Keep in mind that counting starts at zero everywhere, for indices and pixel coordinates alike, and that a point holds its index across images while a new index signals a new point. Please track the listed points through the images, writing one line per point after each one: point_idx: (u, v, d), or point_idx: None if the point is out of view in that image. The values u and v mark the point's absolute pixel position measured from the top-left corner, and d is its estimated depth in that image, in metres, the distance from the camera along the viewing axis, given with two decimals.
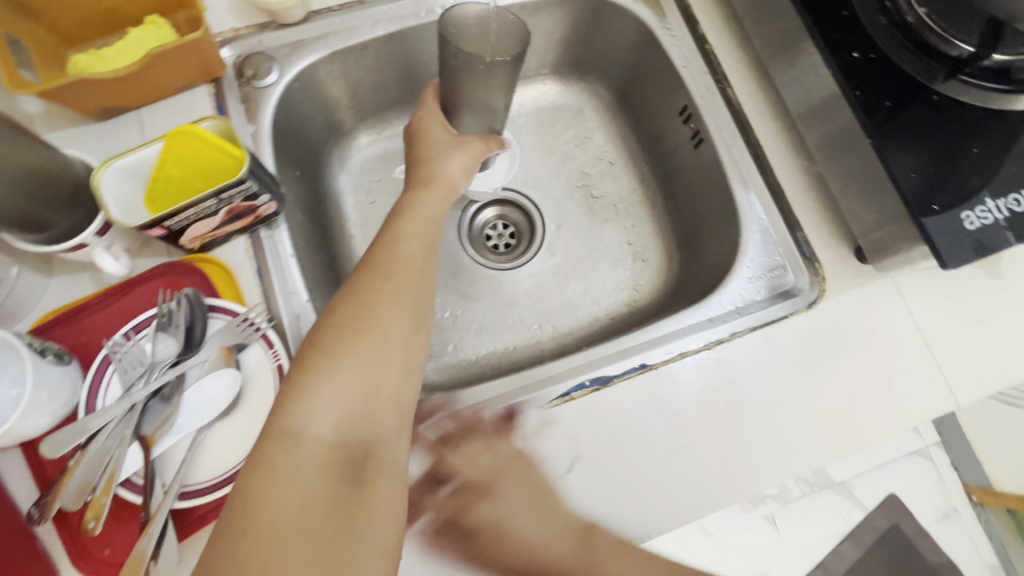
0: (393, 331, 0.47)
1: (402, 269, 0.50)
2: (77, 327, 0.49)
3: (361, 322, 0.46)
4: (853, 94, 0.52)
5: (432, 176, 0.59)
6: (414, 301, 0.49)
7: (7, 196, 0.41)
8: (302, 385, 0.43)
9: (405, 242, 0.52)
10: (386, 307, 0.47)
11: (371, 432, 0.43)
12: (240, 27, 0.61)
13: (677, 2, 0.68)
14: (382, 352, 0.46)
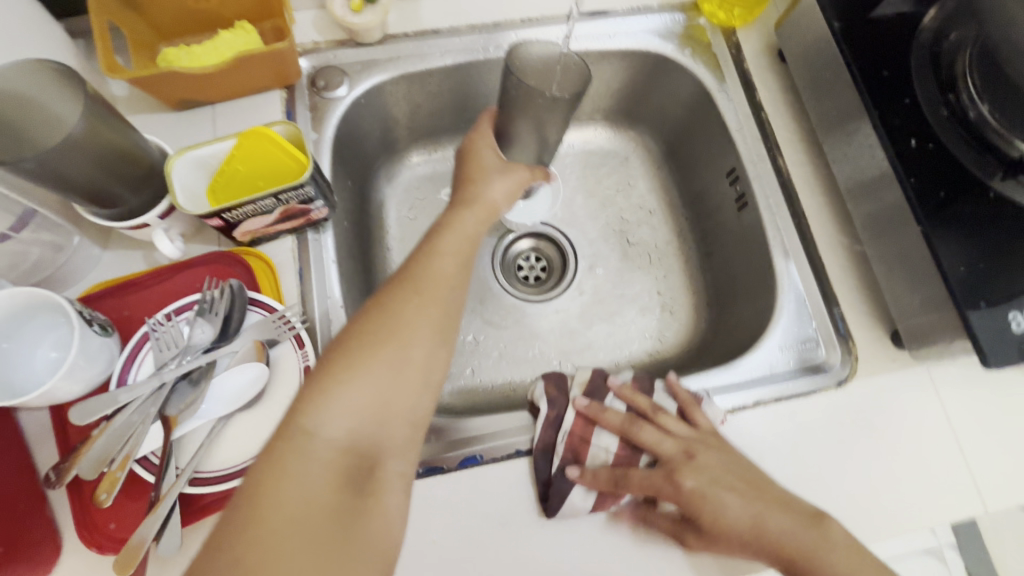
0: (416, 347, 0.47)
1: (434, 285, 0.50)
2: (124, 301, 0.51)
3: (386, 333, 0.46)
4: (907, 181, 0.52)
5: (477, 195, 0.58)
6: (440, 319, 0.49)
7: (89, 171, 0.44)
8: (319, 387, 0.43)
9: (440, 257, 0.52)
10: (411, 322, 0.47)
11: (379, 443, 0.43)
12: (319, 41, 0.65)
13: (738, 67, 0.69)
14: (402, 367, 0.45)
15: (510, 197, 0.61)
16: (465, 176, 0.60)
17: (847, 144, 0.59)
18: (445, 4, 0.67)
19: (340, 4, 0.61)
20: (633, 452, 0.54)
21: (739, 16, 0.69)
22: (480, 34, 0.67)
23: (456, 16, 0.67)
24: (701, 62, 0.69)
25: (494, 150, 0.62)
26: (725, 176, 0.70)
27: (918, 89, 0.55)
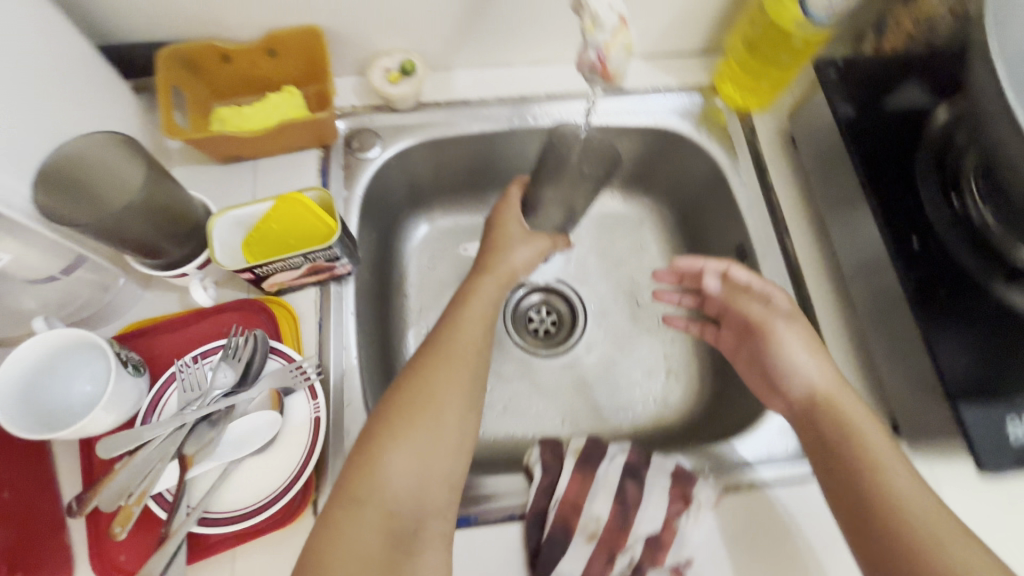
0: (450, 412, 0.51)
1: (464, 351, 0.54)
2: (156, 340, 0.55)
3: (422, 400, 0.50)
4: (908, 279, 0.54)
5: (500, 260, 0.63)
6: (470, 383, 0.53)
7: (143, 230, 0.49)
8: (369, 454, 0.47)
9: (464, 323, 0.56)
10: (445, 388, 0.51)
11: (421, 503, 0.47)
12: (357, 105, 0.70)
13: (752, 148, 0.71)
14: (439, 430, 0.50)
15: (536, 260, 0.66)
16: (492, 243, 0.65)
17: (854, 235, 0.61)
18: (476, 76, 0.72)
19: (378, 76, 0.67)
20: (623, 524, 0.55)
21: (756, 99, 0.72)
22: (506, 105, 0.71)
23: (485, 88, 0.72)
24: (716, 142, 0.72)
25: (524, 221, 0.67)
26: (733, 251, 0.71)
27: (922, 189, 0.57)
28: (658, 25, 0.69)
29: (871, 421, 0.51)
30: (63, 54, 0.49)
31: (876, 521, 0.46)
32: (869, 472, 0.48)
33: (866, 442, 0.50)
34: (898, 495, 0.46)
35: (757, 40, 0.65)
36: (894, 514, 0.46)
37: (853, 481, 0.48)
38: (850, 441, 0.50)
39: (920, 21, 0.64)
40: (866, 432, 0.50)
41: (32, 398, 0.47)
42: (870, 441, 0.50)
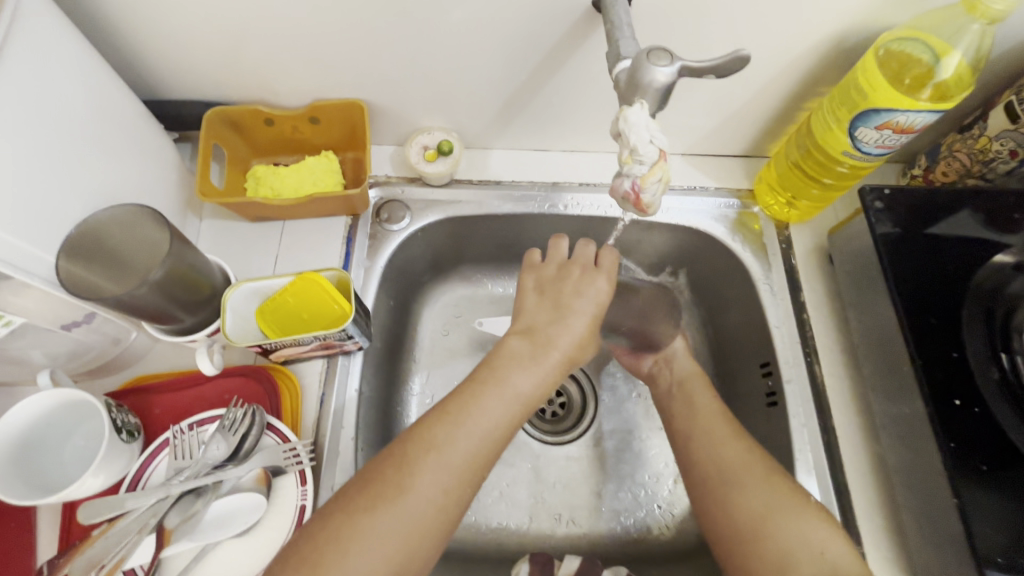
0: (432, 508, 0.46)
1: (472, 445, 0.49)
2: (157, 399, 0.55)
3: (406, 486, 0.46)
4: (946, 444, 0.50)
5: (551, 343, 0.56)
6: (461, 480, 0.48)
7: (158, 300, 0.49)
8: (337, 532, 0.44)
9: (484, 411, 0.51)
10: (434, 481, 0.47)
11: None
12: (391, 176, 0.70)
13: (787, 260, 0.68)
14: (415, 525, 0.45)
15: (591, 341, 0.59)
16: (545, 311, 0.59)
17: (891, 378, 0.57)
18: (512, 159, 0.72)
19: (415, 153, 0.68)
20: None
21: (797, 212, 0.69)
22: (538, 190, 0.71)
23: (519, 170, 0.72)
24: (749, 249, 0.69)
25: (588, 292, 0.59)
26: (757, 366, 0.67)
27: (968, 342, 0.54)
28: (699, 130, 0.68)
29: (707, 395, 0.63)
30: (113, 120, 0.50)
31: (711, 476, 0.54)
32: (707, 437, 0.57)
33: (704, 414, 0.60)
34: (723, 454, 0.55)
35: (804, 158, 0.63)
36: (725, 467, 0.54)
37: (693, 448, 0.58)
38: (692, 414, 0.61)
39: (979, 159, 0.60)
40: (699, 403, 0.62)
41: (24, 457, 0.46)
42: (704, 414, 0.60)
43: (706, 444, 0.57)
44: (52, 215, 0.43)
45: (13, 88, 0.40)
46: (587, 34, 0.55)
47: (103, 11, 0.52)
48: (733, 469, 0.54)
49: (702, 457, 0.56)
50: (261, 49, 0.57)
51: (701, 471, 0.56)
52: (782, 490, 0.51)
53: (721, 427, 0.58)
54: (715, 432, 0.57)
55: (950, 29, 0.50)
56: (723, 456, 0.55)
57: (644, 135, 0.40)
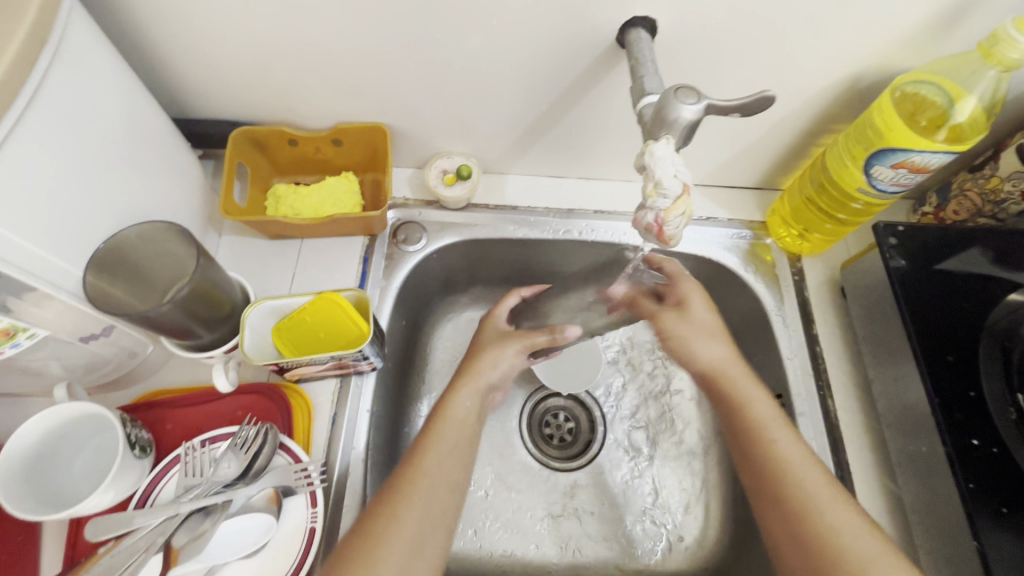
0: (441, 490, 0.48)
1: (457, 427, 0.52)
2: (169, 414, 0.55)
3: (415, 475, 0.48)
4: (965, 486, 0.50)
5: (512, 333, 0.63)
6: (462, 462, 0.51)
7: (179, 318, 0.49)
8: (372, 533, 0.44)
9: (457, 399, 0.54)
10: (441, 468, 0.49)
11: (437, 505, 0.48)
12: (409, 198, 0.71)
13: (800, 292, 0.69)
14: (435, 507, 0.47)
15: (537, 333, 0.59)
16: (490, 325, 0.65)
17: (907, 415, 0.57)
18: (528, 185, 0.74)
19: (435, 176, 0.69)
20: None
21: (809, 245, 0.70)
22: (553, 216, 0.72)
23: (535, 196, 0.73)
24: (761, 280, 0.69)
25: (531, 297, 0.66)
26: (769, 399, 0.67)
27: (985, 382, 0.54)
28: (714, 162, 0.69)
29: (812, 465, 0.48)
30: (145, 138, 0.51)
31: (810, 554, 0.44)
32: (798, 504, 0.46)
33: (798, 472, 0.48)
34: (827, 527, 0.45)
35: (817, 192, 0.64)
36: (824, 543, 0.44)
37: (780, 513, 0.47)
38: (782, 475, 0.48)
39: (991, 199, 0.61)
40: (791, 462, 0.48)
41: (35, 471, 0.46)
42: (798, 472, 0.48)
43: (796, 512, 0.46)
44: (83, 230, 0.44)
45: (57, 107, 0.41)
46: (610, 68, 0.57)
47: (142, 34, 0.54)
48: (847, 557, 0.43)
49: (795, 531, 0.46)
50: (292, 74, 0.59)
51: (796, 550, 0.45)
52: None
53: (822, 490, 0.47)
54: (817, 496, 0.46)
55: (965, 72, 0.51)
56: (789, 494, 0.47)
57: (669, 168, 0.41)
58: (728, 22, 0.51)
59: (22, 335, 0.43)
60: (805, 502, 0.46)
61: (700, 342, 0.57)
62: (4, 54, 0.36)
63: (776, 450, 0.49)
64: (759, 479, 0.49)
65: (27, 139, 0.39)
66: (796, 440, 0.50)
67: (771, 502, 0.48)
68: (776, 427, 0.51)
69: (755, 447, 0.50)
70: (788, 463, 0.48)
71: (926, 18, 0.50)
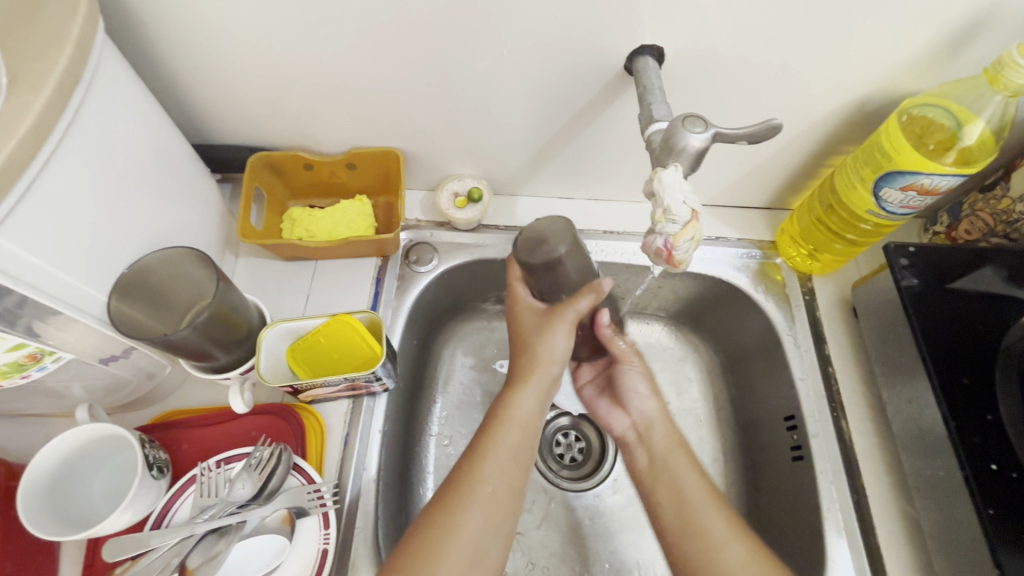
0: (501, 496, 0.49)
1: (520, 428, 0.52)
2: (185, 434, 0.56)
3: (473, 481, 0.48)
4: (985, 512, 0.49)
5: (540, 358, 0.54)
6: (522, 467, 0.51)
7: (201, 343, 0.51)
8: (431, 539, 0.45)
9: (525, 391, 0.53)
10: (502, 474, 0.50)
11: (516, 470, 0.51)
12: (421, 220, 0.73)
13: (810, 312, 0.68)
14: (493, 513, 0.48)
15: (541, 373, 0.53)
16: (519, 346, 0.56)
17: (923, 439, 0.56)
18: (537, 206, 0.75)
19: (446, 199, 0.70)
20: None
21: (819, 265, 0.70)
22: None
23: (544, 217, 0.74)
24: (772, 299, 0.69)
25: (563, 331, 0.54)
26: (782, 420, 0.66)
27: (1002, 405, 0.53)
28: (721, 183, 0.70)
29: (712, 505, 0.51)
30: (168, 167, 0.53)
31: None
32: (701, 546, 0.49)
33: (703, 521, 0.50)
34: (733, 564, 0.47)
35: (827, 213, 0.65)
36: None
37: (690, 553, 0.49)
38: (685, 510, 0.52)
39: (1003, 219, 0.61)
40: (696, 509, 0.51)
41: (57, 490, 0.47)
42: (711, 531, 0.50)
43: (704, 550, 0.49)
44: (108, 257, 0.46)
45: (88, 140, 0.43)
46: (619, 93, 0.58)
47: (168, 65, 0.56)
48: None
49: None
50: (309, 101, 0.60)
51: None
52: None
53: (722, 530, 0.49)
54: (718, 534, 0.49)
55: (972, 96, 0.51)
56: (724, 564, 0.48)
57: (677, 196, 0.41)
58: (734, 49, 0.52)
59: (48, 357, 0.44)
60: (706, 542, 0.49)
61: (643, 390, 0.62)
62: (41, 93, 0.38)
63: (683, 485, 0.53)
64: (674, 523, 0.52)
65: (60, 171, 0.40)
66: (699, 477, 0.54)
67: (689, 539, 0.50)
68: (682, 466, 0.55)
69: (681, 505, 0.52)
70: (693, 504, 0.52)
71: (931, 44, 0.50)
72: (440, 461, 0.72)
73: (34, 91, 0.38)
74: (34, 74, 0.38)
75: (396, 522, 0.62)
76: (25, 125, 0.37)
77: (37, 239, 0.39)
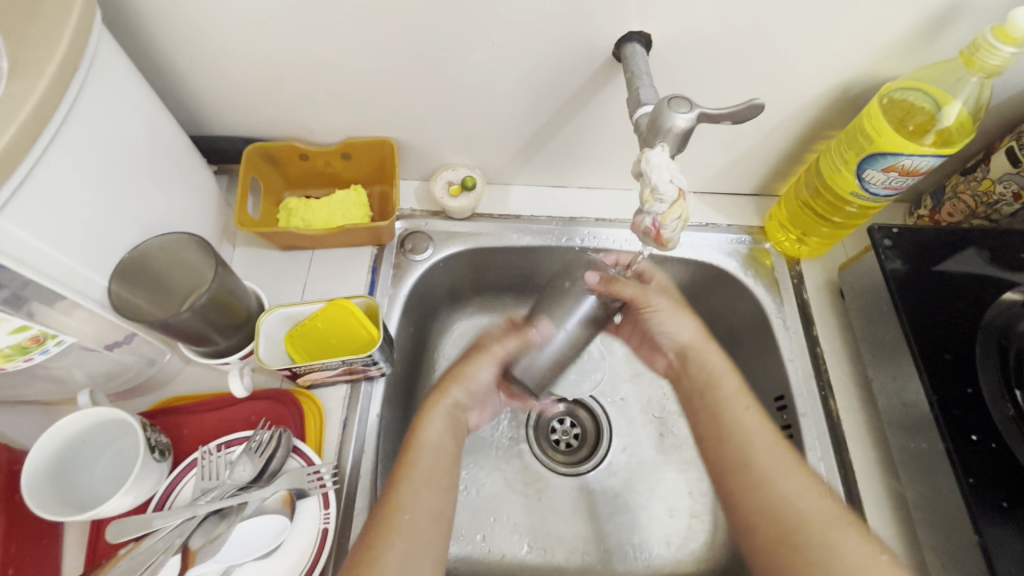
0: (424, 522, 0.49)
1: (432, 457, 0.53)
2: (186, 420, 0.57)
3: (395, 507, 0.49)
4: (965, 480, 0.51)
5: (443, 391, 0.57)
6: (446, 492, 0.52)
7: (200, 326, 0.52)
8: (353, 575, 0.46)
9: (431, 419, 0.55)
10: (423, 501, 0.50)
11: (431, 495, 0.51)
12: (416, 209, 0.74)
13: (798, 295, 0.70)
14: (413, 544, 0.48)
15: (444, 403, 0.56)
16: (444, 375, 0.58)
17: (908, 415, 0.57)
18: (531, 194, 0.76)
19: (440, 188, 0.71)
20: None
21: (807, 249, 0.71)
22: (557, 224, 0.74)
23: (538, 205, 0.75)
24: (761, 283, 0.70)
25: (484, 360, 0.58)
26: (772, 400, 0.68)
27: (982, 378, 0.55)
28: (711, 169, 0.71)
29: (776, 448, 0.51)
30: (165, 155, 0.53)
31: (767, 522, 0.48)
32: (752, 477, 0.50)
33: (761, 453, 0.51)
34: (783, 496, 0.48)
35: (813, 197, 0.66)
36: (786, 509, 0.47)
37: (741, 484, 0.50)
38: (738, 448, 0.52)
39: (983, 201, 0.62)
40: (757, 445, 0.51)
41: (60, 473, 0.48)
42: (775, 475, 0.49)
43: (756, 481, 0.50)
44: (109, 242, 0.46)
45: (88, 126, 0.44)
46: (609, 79, 0.59)
47: (164, 56, 0.57)
48: (808, 521, 0.46)
49: (754, 504, 0.49)
50: (304, 91, 0.61)
51: (755, 517, 0.49)
52: (851, 545, 0.45)
53: (779, 463, 0.50)
54: (778, 466, 0.50)
55: (950, 80, 0.53)
56: (790, 497, 0.48)
57: (665, 174, 0.43)
58: (720, 35, 0.53)
59: (51, 341, 0.45)
60: (763, 473, 0.50)
61: (682, 314, 0.59)
62: (41, 79, 0.39)
63: (746, 420, 0.53)
64: (727, 456, 0.52)
65: (61, 156, 0.41)
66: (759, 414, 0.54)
67: (737, 476, 0.51)
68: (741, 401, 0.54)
69: (726, 440, 0.52)
70: (751, 438, 0.52)
71: (908, 29, 0.52)
72: None
73: (34, 77, 0.38)
74: (33, 61, 0.39)
75: None
76: (27, 109, 0.37)
77: (39, 222, 0.40)
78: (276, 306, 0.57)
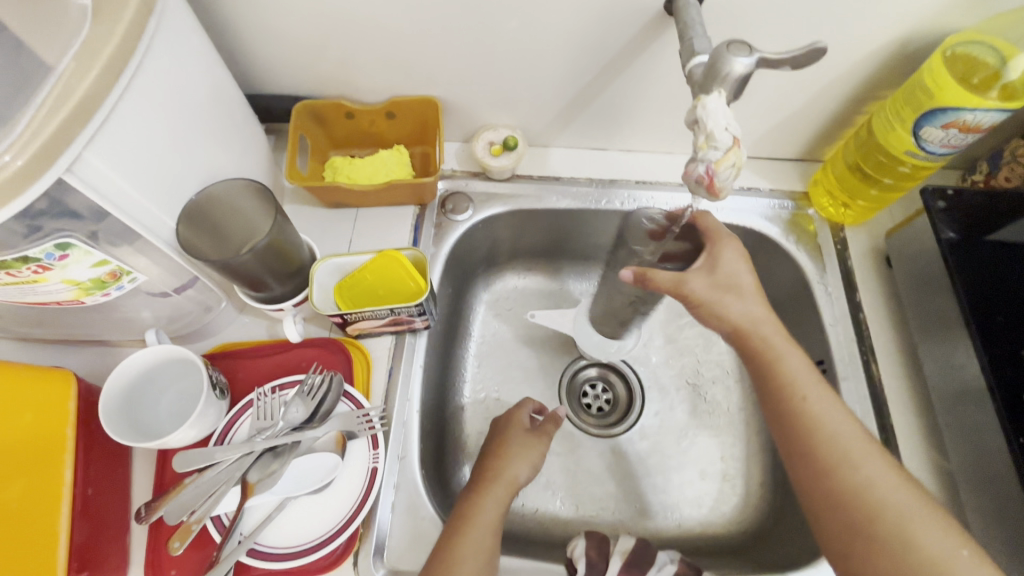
0: None
1: (485, 529, 0.53)
2: (241, 364, 0.60)
3: None
4: (1016, 440, 0.50)
5: (498, 471, 0.59)
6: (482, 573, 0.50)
7: (257, 267, 0.54)
8: None
9: (484, 500, 0.55)
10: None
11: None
12: (457, 170, 0.75)
13: (840, 261, 0.69)
14: None
15: (494, 482, 0.57)
16: (493, 452, 0.62)
17: (955, 379, 0.57)
18: (571, 157, 0.76)
19: (481, 148, 0.72)
20: None
21: (852, 215, 0.70)
22: (596, 187, 0.74)
23: (577, 168, 0.75)
24: (803, 250, 0.69)
25: (528, 451, 0.62)
26: None
27: None
28: (756, 132, 0.70)
29: (848, 426, 0.48)
30: (225, 108, 0.55)
31: (840, 507, 0.45)
32: (824, 465, 0.47)
33: (834, 439, 0.47)
34: (864, 481, 0.45)
35: (862, 159, 0.65)
36: (858, 496, 0.45)
37: (811, 469, 0.47)
38: (814, 433, 0.48)
39: None
40: (838, 432, 0.47)
41: (132, 403, 0.51)
42: (852, 462, 0.46)
43: (829, 467, 0.46)
44: (177, 185, 0.49)
45: (160, 70, 0.46)
46: (657, 35, 0.58)
47: (220, 10, 0.58)
48: (884, 509, 0.44)
49: (823, 488, 0.46)
50: (352, 47, 0.62)
51: (825, 503, 0.46)
52: (930, 533, 0.43)
53: (855, 447, 0.47)
54: (852, 451, 0.46)
55: (1017, 34, 0.53)
56: (870, 487, 0.45)
57: (721, 121, 0.43)
58: None
59: (126, 277, 0.47)
60: (838, 457, 0.46)
61: (731, 299, 0.52)
62: (120, 22, 0.40)
63: (811, 405, 0.49)
64: (792, 435, 0.49)
65: (138, 99, 0.43)
66: (831, 396, 0.49)
67: (809, 465, 0.47)
68: (808, 381, 0.50)
69: (796, 424, 0.49)
70: (824, 423, 0.48)
71: None
72: (474, 404, 0.75)
73: (114, 20, 0.40)
74: (112, 5, 0.41)
75: (435, 456, 0.66)
76: (109, 50, 0.39)
77: (120, 160, 0.42)
78: (325, 256, 0.59)
